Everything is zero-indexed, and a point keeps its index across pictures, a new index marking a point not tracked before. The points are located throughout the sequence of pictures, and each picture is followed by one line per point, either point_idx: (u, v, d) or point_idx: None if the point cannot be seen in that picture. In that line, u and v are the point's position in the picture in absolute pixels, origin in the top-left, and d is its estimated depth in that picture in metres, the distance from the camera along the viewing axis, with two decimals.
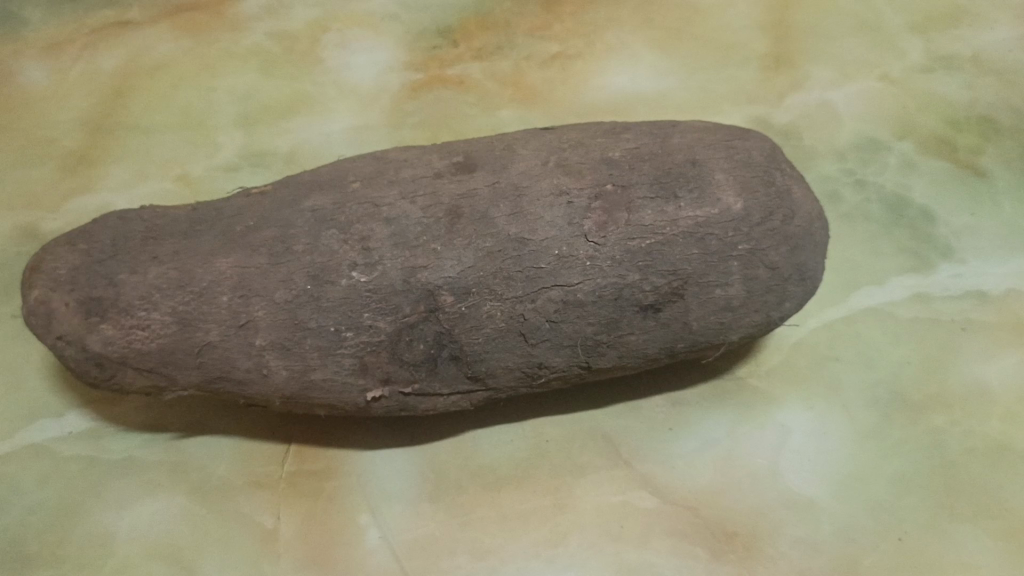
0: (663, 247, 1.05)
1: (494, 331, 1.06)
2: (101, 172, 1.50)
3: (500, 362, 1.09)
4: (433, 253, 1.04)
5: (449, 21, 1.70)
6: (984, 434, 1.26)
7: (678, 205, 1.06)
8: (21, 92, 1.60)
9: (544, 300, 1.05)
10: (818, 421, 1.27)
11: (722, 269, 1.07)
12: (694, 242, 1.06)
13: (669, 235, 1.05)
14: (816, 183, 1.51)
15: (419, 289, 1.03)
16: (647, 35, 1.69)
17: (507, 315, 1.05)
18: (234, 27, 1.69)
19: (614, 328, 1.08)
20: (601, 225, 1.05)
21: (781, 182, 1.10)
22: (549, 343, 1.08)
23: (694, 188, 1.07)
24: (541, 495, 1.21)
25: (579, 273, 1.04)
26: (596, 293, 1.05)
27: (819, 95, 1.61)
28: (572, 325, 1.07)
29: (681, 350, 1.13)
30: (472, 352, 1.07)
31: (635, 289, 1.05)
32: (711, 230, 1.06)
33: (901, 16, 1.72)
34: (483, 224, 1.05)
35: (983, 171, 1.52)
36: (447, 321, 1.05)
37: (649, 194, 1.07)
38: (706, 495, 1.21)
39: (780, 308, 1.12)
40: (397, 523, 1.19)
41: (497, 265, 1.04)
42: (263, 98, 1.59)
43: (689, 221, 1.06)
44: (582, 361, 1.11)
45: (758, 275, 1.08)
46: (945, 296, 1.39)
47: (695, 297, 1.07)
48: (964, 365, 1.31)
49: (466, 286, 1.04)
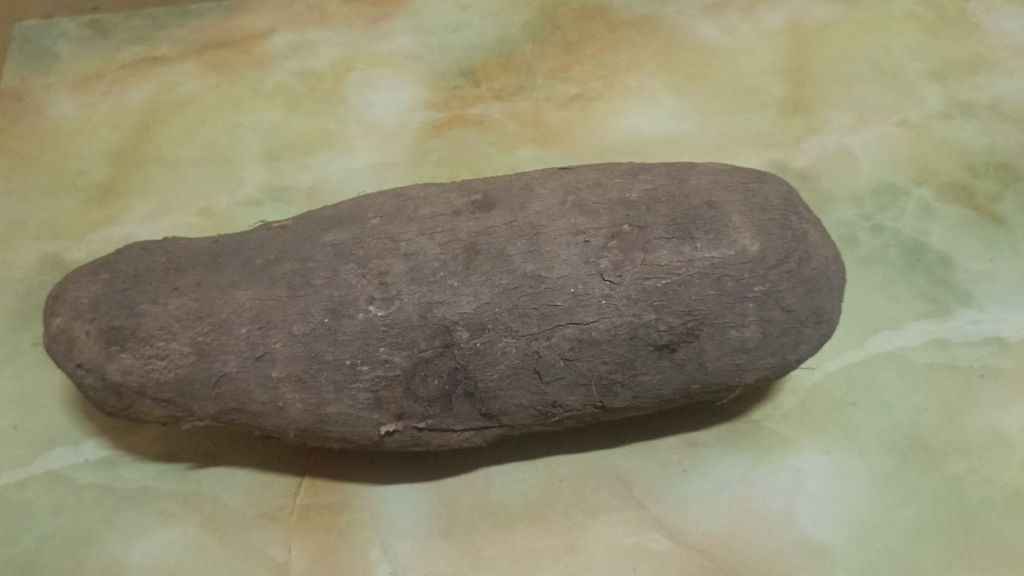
0: (678, 287, 1.06)
1: (509, 368, 1.06)
2: (127, 205, 1.52)
3: (513, 399, 1.09)
4: (450, 289, 1.05)
5: (472, 63, 1.73)
6: (1000, 484, 1.25)
7: (694, 246, 1.07)
8: (49, 124, 1.63)
9: (559, 337, 1.05)
10: (834, 466, 1.27)
11: (737, 310, 1.07)
12: (709, 283, 1.06)
13: (684, 275, 1.06)
14: (834, 227, 1.51)
15: (435, 324, 1.04)
16: (667, 78, 1.71)
17: (522, 352, 1.06)
18: (261, 64, 1.72)
19: (629, 367, 1.08)
20: (617, 264, 1.06)
21: (797, 226, 1.11)
22: (563, 380, 1.08)
23: (711, 230, 1.08)
24: (554, 535, 1.20)
25: (594, 311, 1.05)
26: (611, 332, 1.05)
27: (837, 140, 1.62)
28: (587, 363, 1.07)
29: (695, 391, 1.13)
30: (486, 388, 1.08)
31: (650, 329, 1.06)
32: (727, 271, 1.06)
33: (920, 63, 1.73)
34: (500, 261, 1.06)
35: (1001, 218, 1.52)
36: (463, 357, 1.06)
37: (665, 234, 1.08)
38: (720, 537, 1.20)
39: (796, 350, 1.12)
40: (409, 560, 1.18)
41: (513, 302, 1.05)
42: (287, 134, 1.62)
43: (705, 261, 1.06)
44: (596, 400, 1.11)
45: (773, 316, 1.08)
46: (963, 341, 1.38)
47: (710, 338, 1.07)
48: (982, 413, 1.31)
49: (481, 324, 1.05)
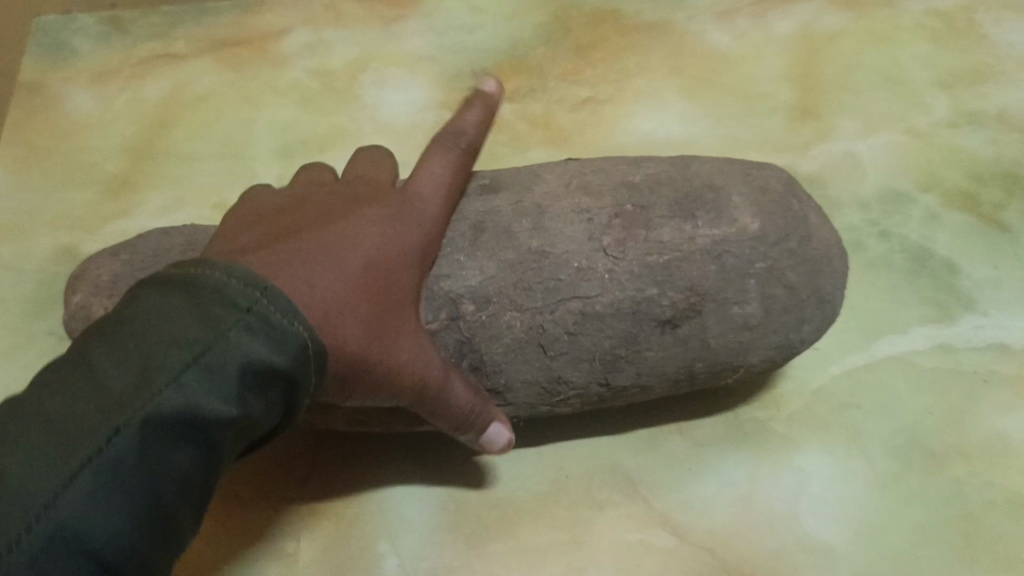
0: (680, 263, 1.07)
1: (513, 341, 1.07)
2: (141, 197, 1.54)
3: (519, 375, 1.10)
4: (457, 263, 1.06)
5: (484, 65, 1.75)
6: (1002, 487, 1.26)
7: (696, 224, 1.09)
8: (67, 118, 1.65)
9: (563, 311, 1.06)
10: (838, 467, 1.28)
11: (739, 287, 1.09)
12: (711, 260, 1.08)
13: (686, 252, 1.07)
14: (841, 232, 1.53)
15: (441, 297, 1.05)
16: (677, 82, 1.72)
17: (527, 325, 1.07)
18: (276, 62, 1.73)
19: (633, 343, 1.09)
20: (620, 241, 1.07)
21: (799, 209, 1.13)
22: (568, 356, 1.09)
23: (713, 209, 1.10)
24: (559, 530, 1.22)
25: (597, 286, 1.06)
26: (614, 305, 1.07)
27: (845, 146, 1.63)
28: (591, 338, 1.08)
29: (698, 370, 1.14)
30: (492, 362, 1.09)
31: (653, 304, 1.07)
32: (728, 247, 1.08)
33: (928, 72, 1.75)
34: (506, 238, 1.08)
35: (1007, 226, 1.53)
36: (468, 330, 1.06)
37: (668, 213, 1.09)
38: (724, 535, 1.22)
39: (799, 331, 1.14)
40: (416, 553, 1.20)
41: (518, 276, 1.06)
42: (301, 131, 1.64)
43: (707, 239, 1.08)
44: (600, 377, 1.12)
45: (775, 294, 1.10)
46: (966, 346, 1.40)
47: (712, 314, 1.09)
48: (984, 417, 1.32)
49: (486, 297, 1.06)
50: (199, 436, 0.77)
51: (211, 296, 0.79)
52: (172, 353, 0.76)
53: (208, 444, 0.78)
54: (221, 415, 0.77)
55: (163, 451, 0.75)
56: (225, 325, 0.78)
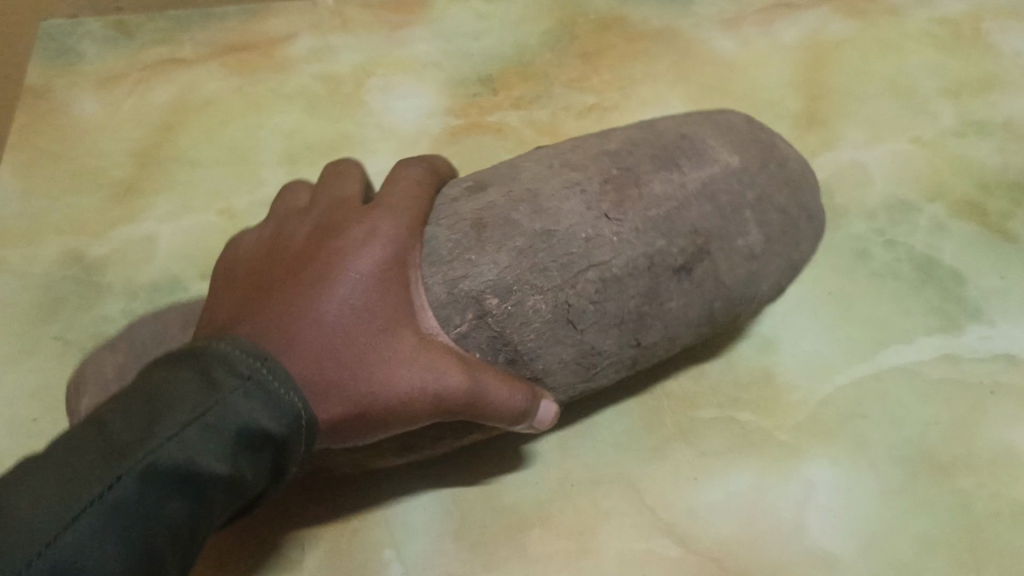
0: (679, 210, 1.12)
1: (544, 325, 1.06)
2: (147, 203, 1.56)
3: (556, 357, 1.08)
4: (469, 261, 1.04)
5: (490, 71, 1.75)
6: (1008, 498, 1.26)
7: (682, 171, 1.15)
8: (73, 122, 1.65)
9: (584, 282, 1.06)
10: (844, 477, 1.28)
11: (737, 219, 1.17)
12: (706, 201, 1.14)
13: (681, 199, 1.12)
14: (848, 241, 1.52)
15: (464, 297, 1.03)
16: (683, 91, 1.72)
17: (553, 305, 1.06)
18: (282, 67, 1.73)
19: (655, 296, 1.11)
20: (618, 204, 1.10)
21: (766, 139, 1.30)
22: (597, 326, 1.08)
23: (692, 156, 1.17)
24: (565, 539, 1.22)
25: (610, 250, 1.07)
26: (630, 265, 1.08)
27: (851, 155, 1.63)
28: (615, 302, 1.08)
29: (718, 309, 1.19)
30: (527, 350, 1.06)
31: (665, 254, 1.10)
32: (718, 185, 1.16)
33: (935, 80, 1.75)
34: (509, 227, 1.06)
35: (1014, 235, 1.53)
36: (498, 324, 1.04)
37: (652, 170, 1.14)
38: (730, 545, 1.22)
39: (796, 249, 1.31)
40: (420, 560, 1.21)
41: (532, 260, 1.05)
42: (307, 137, 1.64)
43: (696, 182, 1.15)
44: (632, 340, 1.12)
45: (768, 218, 1.21)
46: (973, 357, 1.39)
47: (719, 251, 1.15)
48: (991, 428, 1.32)
49: (507, 288, 1.04)
50: (191, 491, 0.81)
51: (215, 363, 0.87)
52: (177, 409, 0.81)
53: (199, 500, 0.82)
54: (214, 471, 0.81)
55: (156, 503, 0.78)
56: (225, 387, 0.84)
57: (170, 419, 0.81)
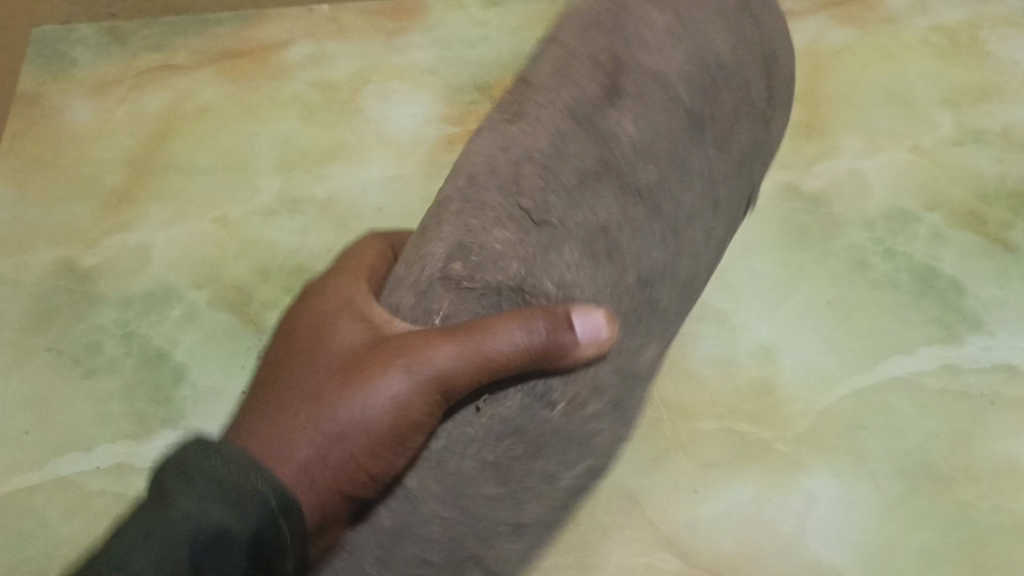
0: (567, 70, 0.96)
1: (520, 247, 0.89)
2: (141, 211, 1.54)
3: (570, 263, 0.89)
4: (419, 253, 0.92)
5: (487, 78, 1.73)
6: (1010, 510, 1.25)
7: (556, 47, 1.00)
8: (66, 129, 1.64)
9: (525, 183, 0.90)
10: (845, 489, 1.27)
11: (633, 27, 0.99)
12: (590, 40, 0.98)
13: (566, 61, 0.97)
14: (846, 250, 1.52)
15: (428, 282, 0.90)
16: None
17: (511, 222, 0.89)
18: (278, 74, 1.72)
19: (603, 139, 0.93)
20: (514, 115, 0.96)
21: None
22: (578, 205, 0.90)
23: (561, 29, 1.02)
24: (564, 553, 1.22)
25: (523, 146, 0.92)
26: (553, 140, 0.92)
27: (850, 165, 1.62)
28: (573, 173, 0.91)
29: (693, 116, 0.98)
30: (525, 278, 0.88)
31: (580, 101, 0.94)
32: (590, 24, 1.00)
33: (933, 90, 1.74)
34: (441, 209, 0.94)
35: (1012, 245, 1.52)
36: (474, 275, 0.89)
37: (534, 67, 0.99)
38: (731, 558, 1.21)
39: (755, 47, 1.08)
40: None
41: (468, 209, 0.91)
42: (303, 144, 1.63)
43: (569, 42, 0.99)
44: (630, 190, 0.93)
45: (665, 9, 1.01)
46: (974, 368, 1.38)
47: (636, 68, 0.96)
48: (992, 439, 1.31)
49: (463, 245, 0.89)
50: None
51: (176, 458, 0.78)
52: (132, 518, 0.74)
53: None
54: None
55: None
56: (175, 481, 0.75)
57: (123, 550, 0.71)
